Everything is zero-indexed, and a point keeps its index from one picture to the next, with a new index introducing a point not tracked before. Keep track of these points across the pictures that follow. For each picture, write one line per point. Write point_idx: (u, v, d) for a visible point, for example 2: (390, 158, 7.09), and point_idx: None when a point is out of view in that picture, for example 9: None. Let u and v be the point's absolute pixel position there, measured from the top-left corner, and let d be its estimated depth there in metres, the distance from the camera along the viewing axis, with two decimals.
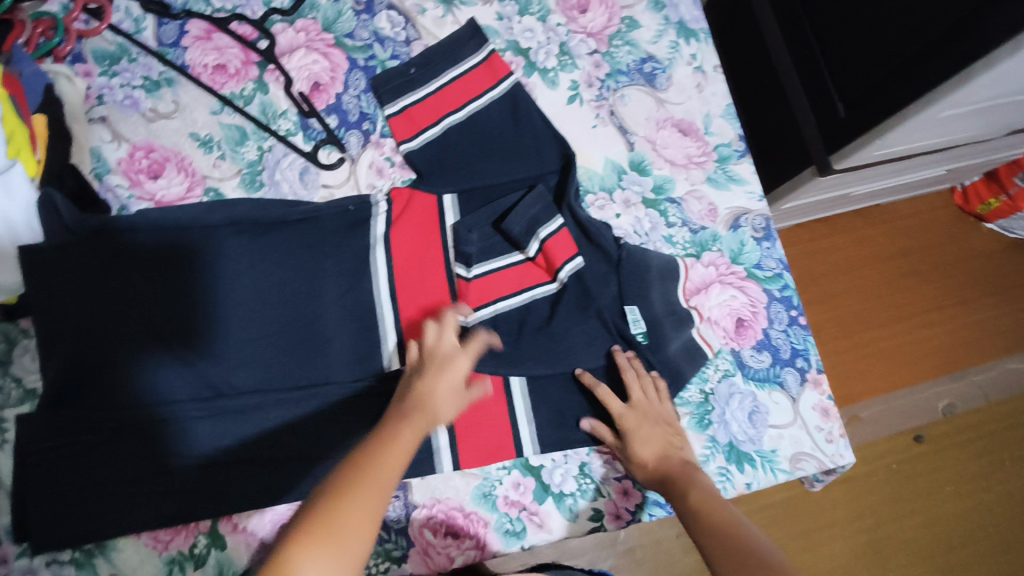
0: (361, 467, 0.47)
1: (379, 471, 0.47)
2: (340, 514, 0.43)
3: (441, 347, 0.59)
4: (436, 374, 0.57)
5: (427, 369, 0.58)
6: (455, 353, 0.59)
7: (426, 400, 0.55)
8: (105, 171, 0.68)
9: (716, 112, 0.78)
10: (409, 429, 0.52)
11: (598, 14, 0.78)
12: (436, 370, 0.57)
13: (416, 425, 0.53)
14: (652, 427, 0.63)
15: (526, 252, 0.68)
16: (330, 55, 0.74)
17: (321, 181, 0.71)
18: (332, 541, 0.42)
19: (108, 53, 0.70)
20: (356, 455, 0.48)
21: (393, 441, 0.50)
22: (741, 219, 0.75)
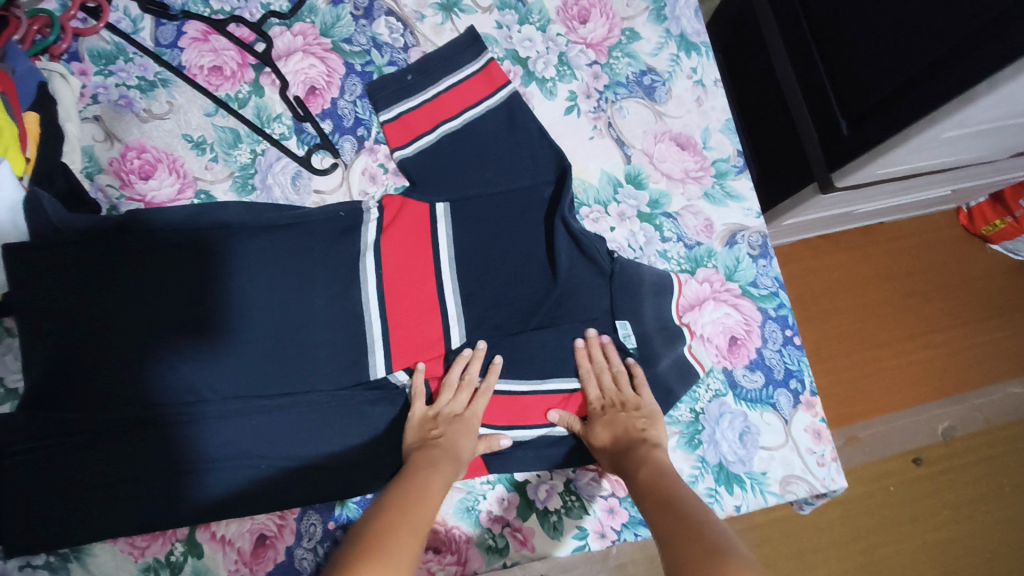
0: (428, 471, 0.54)
1: (437, 482, 0.53)
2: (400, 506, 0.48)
3: (453, 403, 0.62)
4: (458, 428, 0.60)
5: (444, 424, 0.61)
6: (467, 419, 0.61)
7: (455, 447, 0.58)
8: (96, 171, 0.66)
9: (715, 127, 0.76)
10: (447, 461, 0.56)
11: (599, 25, 0.78)
12: (448, 421, 0.61)
13: (449, 460, 0.57)
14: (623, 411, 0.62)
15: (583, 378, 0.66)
16: (328, 59, 0.73)
17: (313, 186, 0.70)
18: (410, 513, 0.47)
19: (105, 52, 0.70)
20: (417, 476, 0.53)
21: (431, 469, 0.54)
22: (738, 236, 0.73)
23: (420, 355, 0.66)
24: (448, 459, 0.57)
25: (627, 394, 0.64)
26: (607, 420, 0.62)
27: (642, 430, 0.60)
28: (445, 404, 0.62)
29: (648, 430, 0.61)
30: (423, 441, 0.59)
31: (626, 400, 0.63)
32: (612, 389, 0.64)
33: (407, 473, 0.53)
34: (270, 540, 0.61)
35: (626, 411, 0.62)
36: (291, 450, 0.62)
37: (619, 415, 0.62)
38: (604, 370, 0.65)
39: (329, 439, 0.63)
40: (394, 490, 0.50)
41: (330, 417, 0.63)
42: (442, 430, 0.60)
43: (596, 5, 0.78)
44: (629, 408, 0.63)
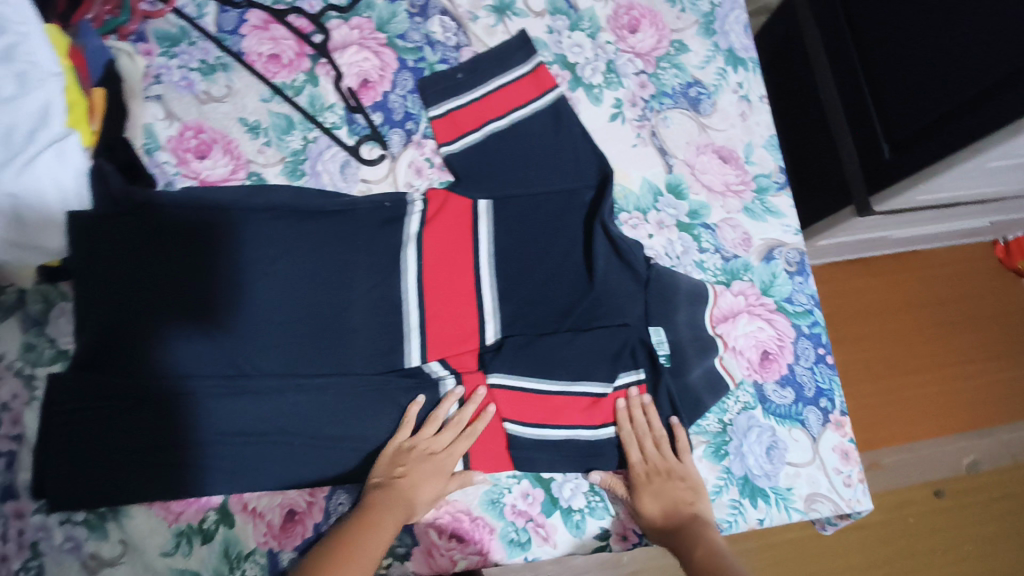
0: (386, 492, 0.58)
1: (394, 506, 0.58)
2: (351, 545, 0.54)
3: (432, 439, 0.62)
4: (424, 469, 0.60)
5: (412, 461, 0.60)
6: (441, 458, 0.61)
7: (411, 495, 0.59)
8: (155, 147, 0.69)
9: (758, 142, 0.77)
10: (396, 511, 0.57)
11: (648, 36, 0.79)
12: (416, 459, 0.61)
13: (399, 510, 0.58)
14: (668, 481, 0.63)
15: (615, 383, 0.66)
16: (382, 54, 0.75)
17: (360, 175, 0.71)
18: (355, 551, 0.54)
19: (170, 35, 0.72)
20: (373, 499, 0.58)
21: (373, 527, 0.56)
22: (775, 251, 0.74)
23: (455, 347, 0.66)
24: (400, 508, 0.58)
25: (671, 461, 0.64)
26: (657, 494, 0.62)
27: (690, 504, 0.62)
28: (424, 439, 0.62)
29: (696, 504, 0.62)
30: (386, 481, 0.59)
31: (669, 469, 0.63)
32: (656, 455, 0.64)
33: (370, 501, 0.58)
34: (299, 516, 0.62)
35: (671, 482, 0.63)
36: (325, 429, 0.63)
37: (665, 486, 0.62)
38: (647, 435, 0.64)
39: (362, 422, 0.64)
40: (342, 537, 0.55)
41: (364, 401, 0.64)
42: (408, 469, 0.60)
43: (647, 16, 0.80)
44: (673, 477, 0.63)
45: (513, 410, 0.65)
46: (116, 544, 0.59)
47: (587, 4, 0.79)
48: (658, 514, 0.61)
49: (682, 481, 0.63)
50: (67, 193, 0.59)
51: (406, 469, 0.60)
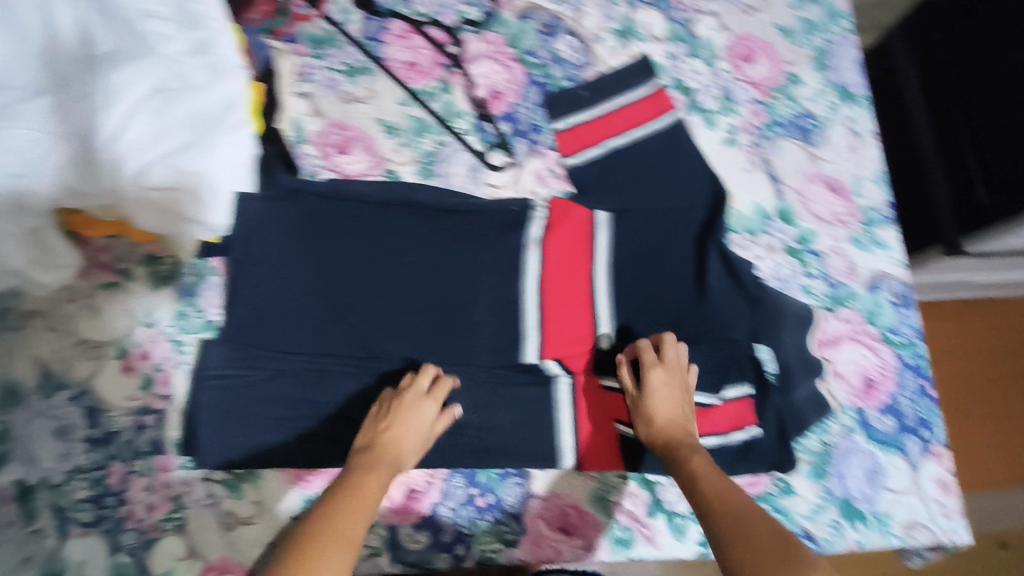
0: (367, 456, 0.58)
1: (377, 466, 0.58)
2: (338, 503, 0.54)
3: (413, 386, 0.63)
4: (404, 420, 0.61)
5: (399, 414, 0.61)
6: (423, 404, 0.62)
7: (398, 449, 0.60)
8: (301, 140, 0.74)
9: (867, 176, 0.79)
10: (385, 468, 0.58)
11: (764, 67, 0.82)
12: (400, 409, 0.61)
13: (386, 467, 0.58)
14: (678, 394, 0.63)
15: (724, 395, 0.68)
16: (511, 68, 0.79)
17: (487, 179, 0.75)
18: (346, 507, 0.53)
19: (319, 38, 0.77)
20: (358, 462, 0.58)
21: (363, 486, 0.55)
22: (881, 282, 0.76)
23: (570, 348, 0.70)
24: (385, 464, 0.58)
25: (684, 377, 0.64)
26: (665, 398, 0.62)
27: (688, 420, 0.63)
28: (409, 387, 0.63)
29: (690, 421, 0.63)
30: (368, 443, 0.60)
31: (680, 383, 0.64)
32: (675, 369, 0.64)
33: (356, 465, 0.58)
34: (417, 495, 0.65)
35: (683, 398, 0.63)
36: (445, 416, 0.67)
37: (673, 397, 0.63)
38: (674, 349, 0.65)
39: (479, 412, 0.67)
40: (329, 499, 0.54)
41: (483, 393, 0.67)
42: (389, 431, 0.60)
43: (763, 48, 0.83)
44: (679, 390, 0.63)
45: (626, 412, 0.67)
46: (251, 504, 0.64)
47: (706, 34, 0.83)
48: (663, 420, 0.61)
49: (687, 396, 0.64)
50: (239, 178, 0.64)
51: (385, 425, 0.61)
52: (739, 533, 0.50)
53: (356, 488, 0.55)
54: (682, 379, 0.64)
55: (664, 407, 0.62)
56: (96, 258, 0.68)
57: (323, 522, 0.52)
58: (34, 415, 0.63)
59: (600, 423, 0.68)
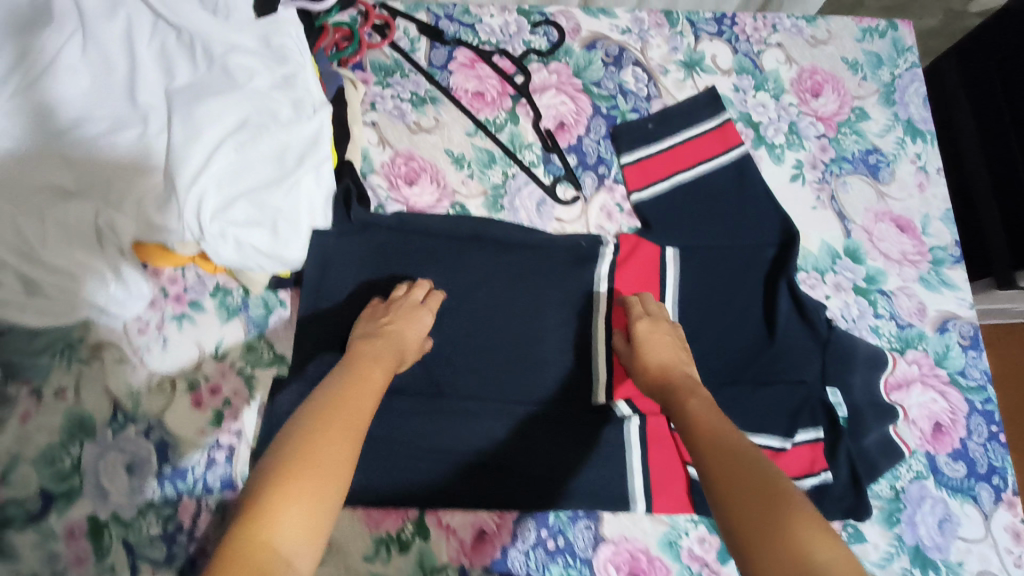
0: (369, 356, 0.59)
1: (378, 365, 0.58)
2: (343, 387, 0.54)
3: (408, 297, 0.66)
4: (405, 317, 0.64)
5: (395, 314, 0.64)
6: (420, 312, 0.65)
7: (400, 344, 0.62)
8: (369, 170, 0.73)
9: (936, 214, 0.79)
10: (390, 354, 0.60)
11: (830, 101, 0.81)
12: (396, 313, 0.64)
13: (389, 353, 0.60)
14: (663, 333, 0.65)
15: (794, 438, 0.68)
16: (578, 99, 0.78)
17: (555, 213, 0.74)
18: (352, 390, 0.54)
19: (385, 66, 0.77)
20: (360, 357, 0.59)
21: (368, 376, 0.56)
22: (949, 323, 0.75)
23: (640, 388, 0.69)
24: (388, 359, 0.60)
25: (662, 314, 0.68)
26: (653, 334, 0.65)
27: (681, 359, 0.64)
28: (400, 298, 0.66)
29: (687, 364, 0.64)
30: (372, 331, 0.63)
31: (663, 324, 0.66)
32: (653, 311, 0.67)
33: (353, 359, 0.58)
34: (488, 536, 0.65)
35: (670, 334, 0.66)
36: (516, 455, 0.66)
37: (659, 333, 0.65)
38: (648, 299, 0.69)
39: (548, 451, 0.67)
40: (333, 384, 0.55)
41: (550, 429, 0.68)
42: (390, 319, 0.64)
43: (830, 81, 0.82)
44: (664, 329, 0.66)
45: None
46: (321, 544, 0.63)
47: (772, 66, 0.82)
48: (655, 364, 0.62)
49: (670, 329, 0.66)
50: (316, 215, 0.63)
51: (384, 330, 0.62)
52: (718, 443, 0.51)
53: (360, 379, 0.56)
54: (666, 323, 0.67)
55: (653, 348, 0.64)
56: (166, 288, 0.68)
57: (334, 395, 0.52)
58: (103, 449, 0.63)
59: (669, 466, 0.67)
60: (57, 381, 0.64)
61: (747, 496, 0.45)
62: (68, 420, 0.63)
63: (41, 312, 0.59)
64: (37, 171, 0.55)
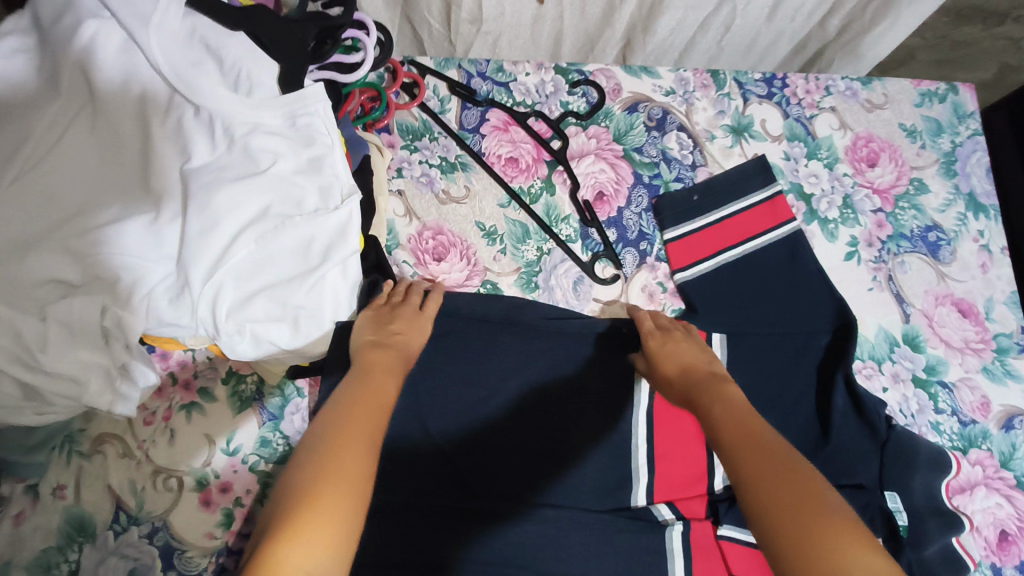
0: (377, 360, 0.54)
1: (389, 371, 0.53)
2: (354, 394, 0.49)
3: (407, 301, 0.62)
4: (409, 323, 0.60)
5: (397, 319, 0.59)
6: (420, 319, 0.61)
7: (406, 350, 0.57)
8: (395, 245, 0.68)
9: (1000, 297, 0.73)
10: (397, 361, 0.55)
11: (887, 171, 0.76)
12: (397, 314, 0.60)
13: (398, 362, 0.55)
14: (682, 343, 0.60)
15: None
16: (617, 166, 0.73)
17: (593, 294, 0.70)
18: (366, 399, 0.48)
19: (413, 128, 0.72)
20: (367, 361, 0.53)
21: (382, 385, 0.51)
22: (1016, 419, 0.69)
23: (684, 491, 0.64)
24: (396, 362, 0.55)
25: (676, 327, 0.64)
26: (672, 347, 0.60)
27: (706, 362, 0.58)
28: (402, 302, 0.62)
29: (711, 363, 0.58)
30: (382, 338, 0.57)
31: (681, 336, 0.62)
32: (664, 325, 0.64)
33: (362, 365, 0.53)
34: None
35: (691, 346, 0.60)
36: None
37: (678, 344, 0.60)
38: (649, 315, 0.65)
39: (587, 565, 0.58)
40: (343, 394, 0.49)
41: (590, 539, 0.59)
42: (398, 329, 0.58)
43: (886, 150, 0.76)
44: (683, 340, 0.61)
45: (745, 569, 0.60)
46: None
47: (826, 132, 0.76)
48: (673, 368, 0.58)
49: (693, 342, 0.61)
50: (339, 303, 0.58)
51: (386, 332, 0.58)
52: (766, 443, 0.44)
53: (373, 387, 0.50)
54: (685, 335, 0.63)
55: (672, 352, 0.60)
56: (175, 374, 0.63)
57: (346, 406, 0.47)
58: (104, 555, 0.58)
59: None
60: (56, 479, 0.59)
61: (795, 519, 0.38)
62: (66, 521, 0.58)
63: (40, 415, 0.53)
64: (39, 266, 0.50)
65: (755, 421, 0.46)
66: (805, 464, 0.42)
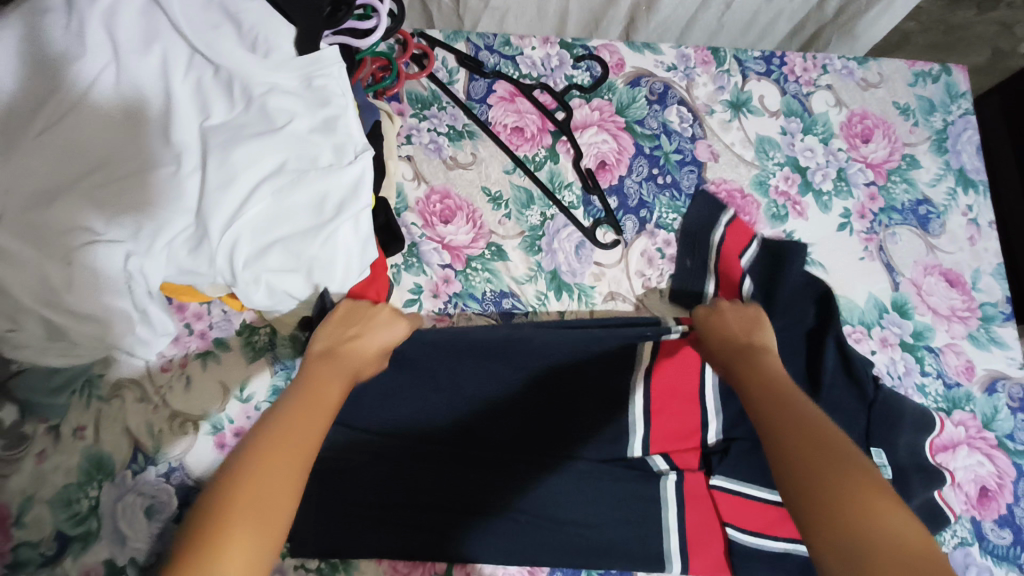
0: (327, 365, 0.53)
1: (334, 372, 0.52)
2: (306, 394, 0.48)
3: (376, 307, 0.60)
4: (367, 327, 0.58)
5: (358, 324, 0.58)
6: (389, 324, 0.59)
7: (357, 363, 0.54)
8: (404, 207, 0.71)
9: (987, 269, 0.76)
10: (343, 368, 0.53)
11: (880, 147, 0.78)
12: (356, 319, 0.58)
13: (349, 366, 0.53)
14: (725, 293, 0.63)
15: None
16: (619, 137, 0.76)
17: (594, 258, 0.72)
18: (316, 400, 0.48)
19: (422, 97, 0.75)
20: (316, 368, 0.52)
21: (326, 387, 0.50)
22: (998, 383, 0.72)
23: (679, 444, 0.66)
24: (343, 372, 0.52)
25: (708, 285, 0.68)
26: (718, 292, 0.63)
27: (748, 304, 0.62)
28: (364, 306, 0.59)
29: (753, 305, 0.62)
30: (332, 347, 0.55)
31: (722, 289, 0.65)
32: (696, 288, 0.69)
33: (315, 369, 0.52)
34: None
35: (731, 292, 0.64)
36: (548, 511, 0.63)
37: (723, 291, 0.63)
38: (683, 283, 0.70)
39: (583, 506, 0.63)
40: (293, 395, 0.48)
41: (586, 487, 0.63)
42: (358, 330, 0.57)
43: (880, 126, 0.79)
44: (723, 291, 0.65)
45: (737, 516, 0.63)
46: None
47: (822, 108, 0.79)
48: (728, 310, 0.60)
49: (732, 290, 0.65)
50: (351, 257, 0.59)
51: (338, 342, 0.56)
52: (794, 421, 0.45)
53: (321, 389, 0.49)
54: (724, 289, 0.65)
55: (723, 325, 0.58)
56: (191, 325, 0.66)
57: (293, 403, 0.46)
58: (122, 493, 0.61)
59: (704, 527, 0.64)
60: (76, 420, 0.62)
61: (844, 494, 0.39)
62: (86, 460, 0.61)
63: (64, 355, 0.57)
64: (66, 213, 0.52)
65: (785, 397, 0.48)
66: (840, 441, 0.43)
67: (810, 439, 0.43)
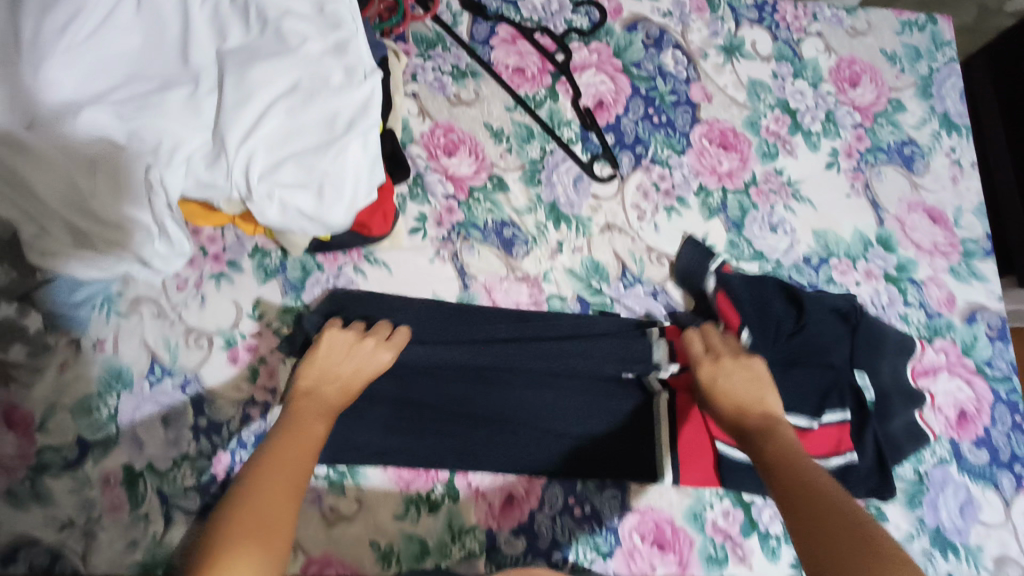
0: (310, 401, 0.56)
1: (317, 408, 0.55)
2: (293, 436, 0.51)
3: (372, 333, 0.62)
4: (346, 357, 0.60)
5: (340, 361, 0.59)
6: (377, 352, 0.60)
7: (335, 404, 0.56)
8: (409, 140, 0.74)
9: (968, 208, 0.79)
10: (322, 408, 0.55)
11: (868, 91, 0.81)
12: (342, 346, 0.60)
13: (325, 407, 0.56)
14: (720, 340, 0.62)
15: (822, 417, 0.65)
16: (617, 78, 0.79)
17: (591, 190, 0.75)
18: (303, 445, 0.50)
19: (427, 38, 0.77)
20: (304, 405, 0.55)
21: (314, 428, 0.52)
22: (977, 313, 0.75)
23: None
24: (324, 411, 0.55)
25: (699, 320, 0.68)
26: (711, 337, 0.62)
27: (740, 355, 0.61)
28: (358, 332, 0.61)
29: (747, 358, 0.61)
30: (315, 384, 0.57)
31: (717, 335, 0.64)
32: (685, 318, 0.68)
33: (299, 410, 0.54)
34: (516, 501, 0.66)
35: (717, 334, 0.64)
36: (545, 422, 0.66)
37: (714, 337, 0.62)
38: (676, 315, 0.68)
39: (581, 420, 0.66)
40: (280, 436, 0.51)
41: (584, 401, 0.67)
42: (340, 367, 0.59)
43: (868, 72, 0.82)
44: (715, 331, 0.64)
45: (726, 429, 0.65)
46: (353, 501, 0.64)
47: (811, 54, 0.82)
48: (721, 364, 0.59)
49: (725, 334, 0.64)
50: (360, 174, 0.61)
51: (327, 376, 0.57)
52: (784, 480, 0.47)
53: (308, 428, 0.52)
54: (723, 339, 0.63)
55: (730, 389, 0.57)
56: (205, 248, 0.69)
57: (280, 444, 0.49)
58: (139, 402, 0.64)
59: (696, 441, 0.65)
60: (96, 334, 0.65)
61: (833, 545, 0.41)
62: (106, 372, 0.64)
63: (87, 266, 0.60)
64: (90, 122, 0.55)
65: (780, 455, 0.50)
66: (830, 495, 0.45)
67: (800, 497, 0.45)
